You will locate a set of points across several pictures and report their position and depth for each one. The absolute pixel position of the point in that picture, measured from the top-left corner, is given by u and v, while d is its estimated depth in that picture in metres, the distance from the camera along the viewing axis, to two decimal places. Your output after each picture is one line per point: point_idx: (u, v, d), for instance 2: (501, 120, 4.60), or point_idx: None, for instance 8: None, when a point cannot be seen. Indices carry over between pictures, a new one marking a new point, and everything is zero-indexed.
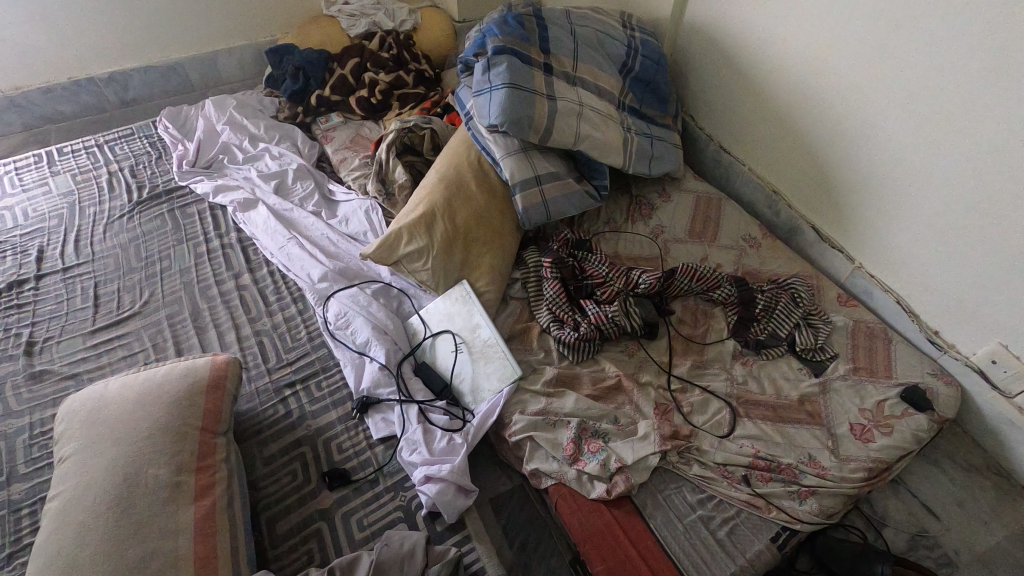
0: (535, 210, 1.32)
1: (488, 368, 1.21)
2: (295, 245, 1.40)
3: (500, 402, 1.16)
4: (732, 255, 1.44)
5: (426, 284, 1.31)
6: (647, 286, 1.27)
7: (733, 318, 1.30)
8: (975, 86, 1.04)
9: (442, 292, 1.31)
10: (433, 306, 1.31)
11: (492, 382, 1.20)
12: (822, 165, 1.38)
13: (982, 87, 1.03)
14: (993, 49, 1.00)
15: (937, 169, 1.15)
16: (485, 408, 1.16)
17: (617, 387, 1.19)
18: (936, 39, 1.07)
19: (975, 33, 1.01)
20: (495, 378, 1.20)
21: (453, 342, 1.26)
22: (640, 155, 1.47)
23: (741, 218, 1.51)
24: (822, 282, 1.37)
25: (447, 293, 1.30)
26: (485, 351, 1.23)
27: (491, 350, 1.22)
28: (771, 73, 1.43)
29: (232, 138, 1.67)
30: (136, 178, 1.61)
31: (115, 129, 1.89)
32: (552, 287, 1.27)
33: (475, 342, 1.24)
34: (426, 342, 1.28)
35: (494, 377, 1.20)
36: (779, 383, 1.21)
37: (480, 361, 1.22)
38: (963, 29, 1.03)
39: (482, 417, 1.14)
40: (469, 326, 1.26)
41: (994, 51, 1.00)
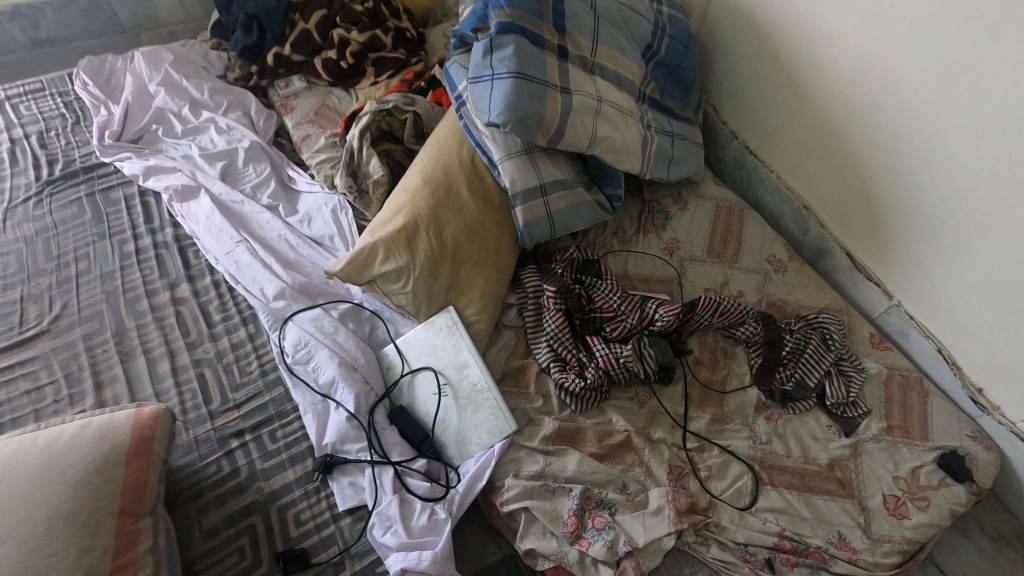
0: (538, 225, 1.11)
1: (477, 416, 1.03)
2: (245, 250, 1.16)
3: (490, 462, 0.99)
4: (755, 280, 1.26)
5: (406, 309, 1.10)
6: (664, 324, 1.10)
7: (756, 361, 1.14)
8: None
9: (424, 319, 1.10)
10: (412, 335, 1.11)
11: (482, 434, 1.02)
12: (868, 187, 1.19)
13: None
14: None
15: (1012, 213, 0.97)
16: (474, 470, 0.99)
17: (625, 444, 1.03)
18: None
19: None
20: (486, 430, 1.02)
21: (436, 382, 1.07)
22: (659, 158, 1.26)
23: (765, 236, 1.33)
24: (854, 318, 1.22)
25: (430, 321, 1.10)
26: (473, 396, 1.04)
27: (482, 394, 1.04)
28: (819, 72, 1.20)
29: (168, 103, 1.37)
30: (46, 149, 1.32)
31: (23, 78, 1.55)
32: (555, 320, 1.09)
33: (462, 384, 1.06)
34: (403, 379, 1.08)
35: (484, 429, 1.02)
36: (805, 441, 1.07)
37: (466, 407, 1.04)
38: None
39: (470, 481, 0.97)
40: (455, 363, 1.07)
41: None
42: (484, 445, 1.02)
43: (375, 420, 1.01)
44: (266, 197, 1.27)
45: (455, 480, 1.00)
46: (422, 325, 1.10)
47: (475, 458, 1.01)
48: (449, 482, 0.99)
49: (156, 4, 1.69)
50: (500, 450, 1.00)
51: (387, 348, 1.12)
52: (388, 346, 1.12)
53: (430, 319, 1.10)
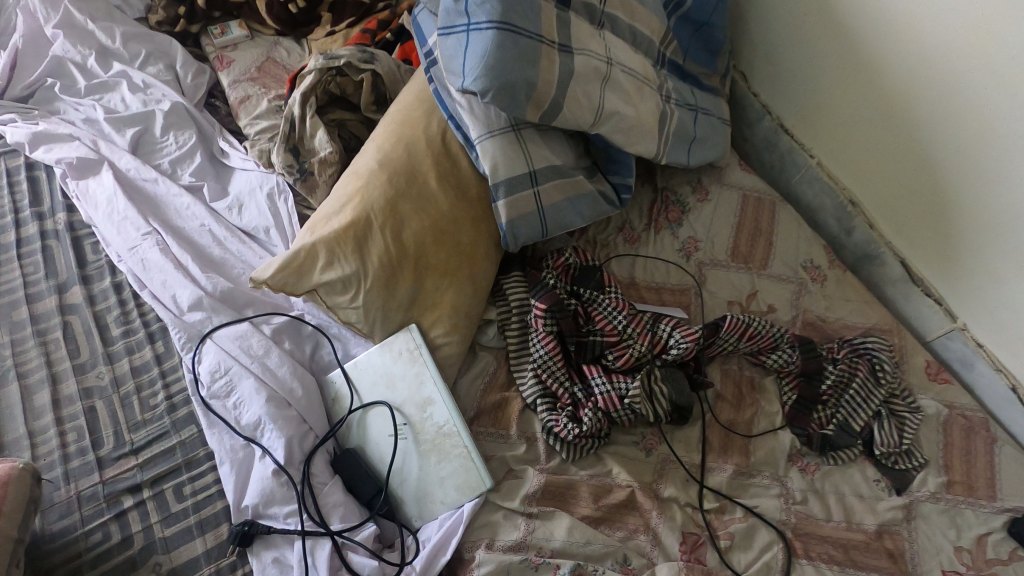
0: (526, 224, 0.87)
1: (443, 468, 0.82)
2: (152, 245, 0.91)
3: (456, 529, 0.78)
4: (789, 292, 1.04)
5: (356, 327, 0.87)
6: (681, 353, 0.88)
7: (790, 396, 0.93)
8: None
9: (380, 339, 0.87)
10: (365, 358, 0.88)
11: (448, 491, 0.81)
12: (942, 182, 0.95)
13: None
14: None
15: None
16: (436, 540, 0.78)
17: (628, 503, 0.83)
18: None
19: None
20: (453, 486, 0.81)
21: (392, 421, 0.85)
22: (679, 138, 1.01)
23: (800, 236, 1.10)
24: (906, 342, 1.00)
25: (386, 343, 0.87)
26: (438, 441, 0.83)
27: (449, 440, 0.82)
28: (886, 32, 0.95)
29: (68, 51, 1.10)
30: None
31: None
32: (544, 346, 0.86)
33: (425, 425, 0.84)
34: (352, 415, 0.86)
35: (451, 484, 0.81)
36: (848, 501, 0.86)
37: (429, 455, 0.83)
38: None
39: (430, 556, 0.76)
40: (417, 398, 0.85)
41: None
42: (450, 505, 0.81)
43: (311, 472, 0.80)
44: (187, 175, 1.01)
45: (412, 551, 0.79)
46: (377, 346, 0.88)
47: (439, 521, 0.80)
48: (405, 553, 0.78)
49: None
50: (469, 513, 0.79)
51: (333, 374, 0.89)
52: (335, 371, 0.89)
53: (387, 340, 0.87)
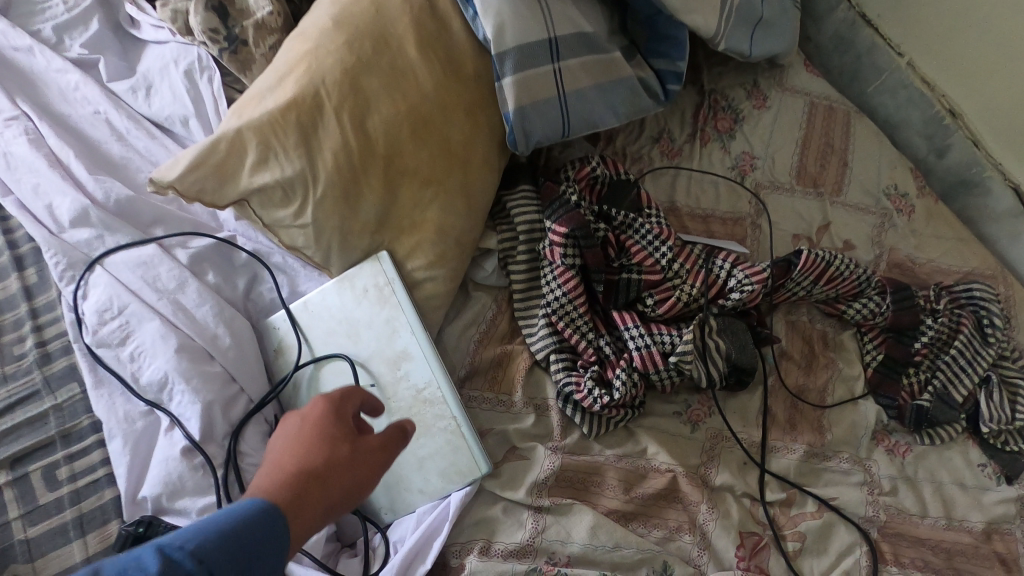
0: (542, 115, 0.63)
1: (423, 445, 0.61)
2: (21, 136, 0.67)
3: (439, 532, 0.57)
4: (868, 225, 0.81)
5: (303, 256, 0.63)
6: (744, 298, 0.65)
7: (875, 357, 0.72)
8: None
9: (339, 271, 0.64)
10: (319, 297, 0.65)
11: (429, 477, 0.60)
12: None
13: None
14: None
15: None
16: (412, 545, 0.57)
17: (668, 494, 0.62)
18: None
19: None
20: (436, 470, 0.60)
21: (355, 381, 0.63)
22: (744, 14, 0.76)
23: (881, 156, 0.87)
24: (1014, 291, 0.79)
25: (347, 278, 0.64)
26: (418, 410, 0.61)
27: (431, 409, 0.61)
28: None
29: None
30: None
31: None
32: (562, 283, 0.64)
33: (398, 388, 0.62)
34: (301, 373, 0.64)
35: (434, 466, 0.60)
36: (947, 491, 0.67)
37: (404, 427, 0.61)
38: None
39: (404, 566, 0.56)
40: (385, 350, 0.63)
41: None
42: (432, 494, 0.60)
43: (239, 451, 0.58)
44: (76, 48, 0.74)
45: (380, 556, 0.58)
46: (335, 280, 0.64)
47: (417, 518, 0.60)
48: (370, 560, 0.58)
49: None
50: (457, 509, 0.58)
51: (275, 318, 0.66)
52: (278, 314, 0.66)
53: (348, 272, 0.64)
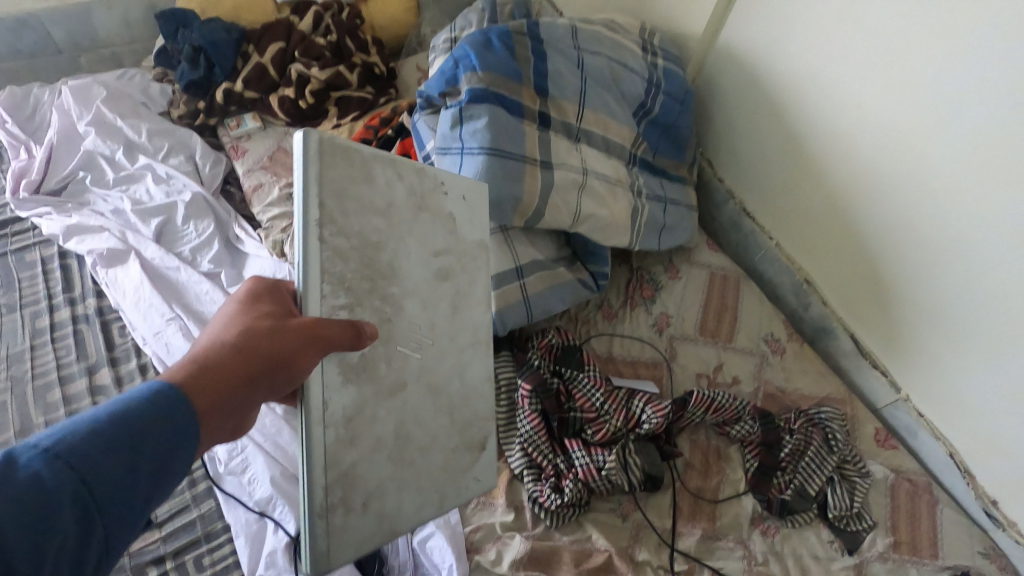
0: (513, 312, 0.96)
1: (426, 293, 0.67)
2: (176, 331, 1.01)
3: (426, 181, 0.69)
4: (751, 364, 1.15)
5: (348, 504, 0.58)
6: (652, 427, 0.98)
7: (752, 465, 1.03)
8: None
9: (378, 432, 0.61)
10: (396, 487, 0.62)
11: (439, 232, 0.69)
12: (878, 269, 1.07)
13: None
14: None
15: None
16: None
17: (606, 567, 0.90)
18: None
19: None
20: (420, 228, 0.68)
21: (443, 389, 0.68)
22: (650, 228, 1.12)
23: (763, 312, 1.22)
24: (855, 412, 1.11)
25: (345, 451, 0.58)
26: (377, 287, 0.62)
27: (388, 282, 0.63)
28: (827, 134, 1.08)
29: (99, 145, 1.21)
30: None
31: None
32: (529, 421, 0.96)
33: (396, 336, 0.63)
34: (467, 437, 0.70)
35: (408, 258, 0.65)
36: (805, 562, 0.96)
37: (416, 293, 0.66)
38: None
39: None
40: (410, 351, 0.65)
41: None
42: (396, 226, 0.65)
43: None
44: (207, 262, 1.11)
45: None
46: (377, 477, 0.60)
47: (475, 209, 0.75)
48: None
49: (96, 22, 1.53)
50: (331, 202, 0.59)
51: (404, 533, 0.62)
52: (412, 522, 0.63)
53: (360, 454, 0.59)
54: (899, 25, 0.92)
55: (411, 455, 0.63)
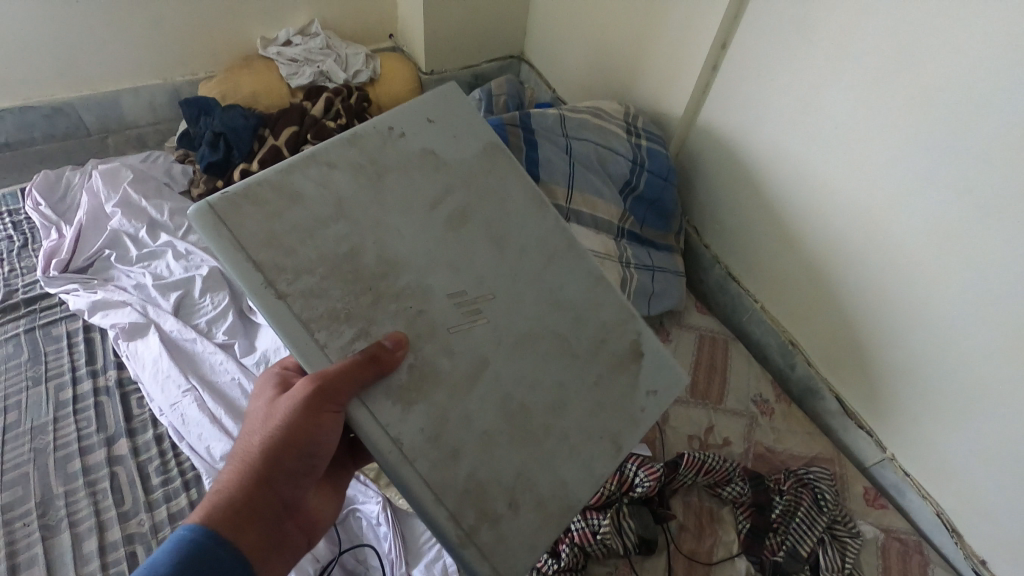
0: None
1: (450, 249, 0.67)
2: (191, 402, 1.07)
3: (369, 143, 0.69)
4: (741, 425, 1.20)
5: (497, 513, 0.60)
6: (645, 490, 1.02)
7: (745, 525, 1.06)
8: None
9: (483, 427, 0.62)
10: (541, 468, 0.63)
11: (428, 176, 0.69)
12: (858, 334, 1.12)
13: None
14: None
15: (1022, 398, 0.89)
16: None
17: None
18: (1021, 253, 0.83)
19: None
20: (395, 193, 0.67)
21: (546, 339, 0.68)
22: (639, 296, 1.19)
23: (751, 373, 1.27)
24: (844, 471, 1.15)
25: (456, 465, 0.60)
26: (378, 291, 0.62)
27: (393, 276, 0.63)
28: (801, 208, 1.15)
29: (124, 224, 1.29)
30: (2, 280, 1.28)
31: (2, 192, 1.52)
32: None
33: (439, 325, 0.63)
34: (603, 369, 0.70)
35: (401, 238, 0.65)
36: None
37: (441, 266, 0.66)
38: None
39: None
40: (454, 324, 0.64)
41: None
42: (361, 209, 0.65)
43: None
44: (222, 333, 1.18)
45: None
46: (513, 473, 0.62)
47: (445, 126, 0.73)
48: None
49: (123, 106, 1.67)
50: (266, 257, 0.59)
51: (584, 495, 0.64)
52: (587, 486, 0.65)
53: (486, 459, 0.61)
54: (857, 114, 0.99)
55: (536, 433, 0.64)
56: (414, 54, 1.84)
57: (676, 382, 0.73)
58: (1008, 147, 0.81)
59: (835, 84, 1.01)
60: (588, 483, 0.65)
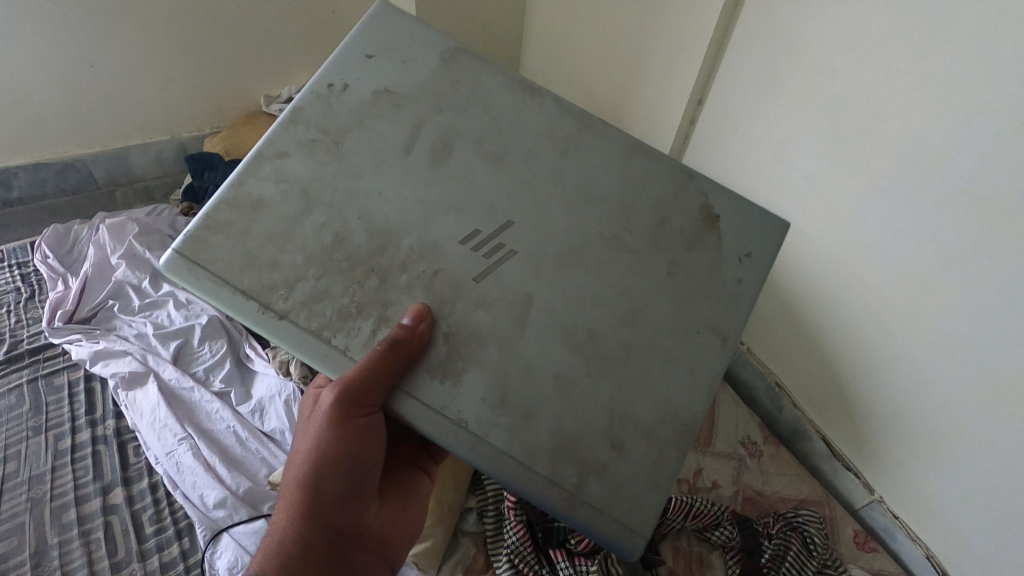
0: None
1: (444, 189, 0.59)
2: (186, 450, 1.09)
3: (318, 109, 0.61)
4: (729, 468, 1.21)
5: (599, 461, 0.53)
6: None
7: (735, 571, 1.05)
8: None
9: (552, 371, 0.54)
10: (634, 395, 0.55)
11: (399, 122, 0.61)
12: (838, 376, 1.13)
13: None
14: None
15: (991, 443, 0.88)
16: None
17: None
18: (977, 299, 0.85)
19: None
20: (361, 155, 0.59)
21: (596, 242, 0.58)
22: None
23: (739, 415, 1.29)
24: (833, 514, 1.15)
25: (535, 421, 0.53)
26: (382, 270, 0.56)
27: (391, 246, 0.56)
28: (780, 255, 1.19)
29: (128, 276, 1.35)
30: (9, 332, 1.33)
31: (15, 245, 1.58)
32: (516, 533, 1.01)
33: (462, 280, 0.55)
34: (678, 260, 0.59)
35: (388, 203, 0.58)
36: None
37: (446, 214, 0.58)
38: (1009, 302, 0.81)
39: None
40: (470, 272, 0.56)
41: None
42: (333, 190, 0.58)
43: None
44: (218, 381, 1.21)
45: None
46: (604, 410, 0.54)
47: (387, 56, 0.64)
48: None
49: (133, 162, 1.75)
50: (252, 281, 0.55)
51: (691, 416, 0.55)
52: (698, 396, 0.56)
53: (571, 405, 0.53)
54: (826, 167, 1.04)
55: (614, 357, 0.55)
56: None
57: (774, 239, 0.62)
58: (955, 199, 0.85)
59: (803, 139, 1.06)
60: (695, 392, 0.56)
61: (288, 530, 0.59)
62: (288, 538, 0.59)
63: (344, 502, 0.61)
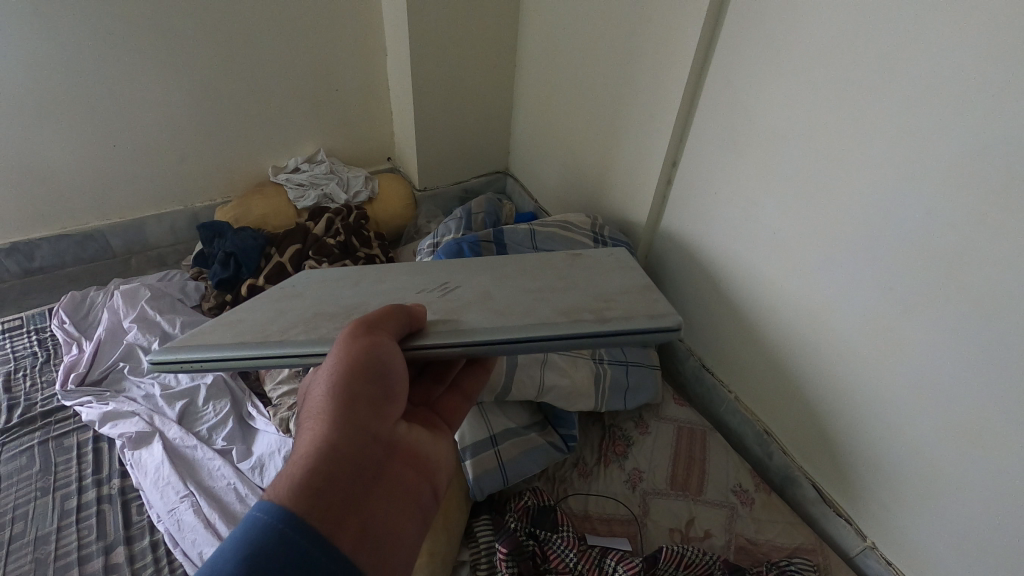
0: (489, 478, 1.09)
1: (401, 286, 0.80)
2: (187, 508, 1.12)
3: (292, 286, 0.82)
4: (722, 515, 1.22)
5: (601, 303, 0.68)
6: None
7: None
8: (1000, 411, 0.84)
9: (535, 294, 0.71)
10: (594, 287, 0.73)
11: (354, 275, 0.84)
12: (820, 421, 1.16)
13: (1006, 413, 0.83)
14: (1008, 371, 0.81)
15: (968, 483, 0.91)
16: None
17: None
18: (940, 344, 0.90)
19: (984, 356, 0.84)
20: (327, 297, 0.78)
21: (521, 269, 0.82)
22: (614, 391, 1.27)
23: (730, 463, 1.31)
24: (827, 562, 1.14)
25: (541, 308, 0.66)
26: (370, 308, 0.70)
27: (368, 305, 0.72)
28: (756, 304, 1.25)
29: (139, 338, 1.42)
30: (24, 395, 1.39)
31: (33, 312, 1.67)
32: None
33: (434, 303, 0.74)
34: (578, 265, 0.83)
35: None
36: None
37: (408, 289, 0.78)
38: (970, 343, 0.85)
39: None
40: (437, 294, 0.74)
41: (1006, 373, 0.82)
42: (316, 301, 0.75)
43: None
44: (221, 439, 1.26)
45: None
46: (582, 296, 0.70)
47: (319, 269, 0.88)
48: None
49: (148, 232, 1.87)
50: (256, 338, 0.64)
51: (635, 290, 0.73)
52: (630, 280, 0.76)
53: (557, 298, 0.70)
54: (791, 222, 1.11)
55: (569, 281, 0.75)
56: (409, 174, 2.08)
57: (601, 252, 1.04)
58: (909, 250, 0.91)
59: (769, 198, 1.14)
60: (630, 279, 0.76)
61: (320, 445, 0.51)
62: (318, 453, 0.51)
63: (372, 416, 0.55)
